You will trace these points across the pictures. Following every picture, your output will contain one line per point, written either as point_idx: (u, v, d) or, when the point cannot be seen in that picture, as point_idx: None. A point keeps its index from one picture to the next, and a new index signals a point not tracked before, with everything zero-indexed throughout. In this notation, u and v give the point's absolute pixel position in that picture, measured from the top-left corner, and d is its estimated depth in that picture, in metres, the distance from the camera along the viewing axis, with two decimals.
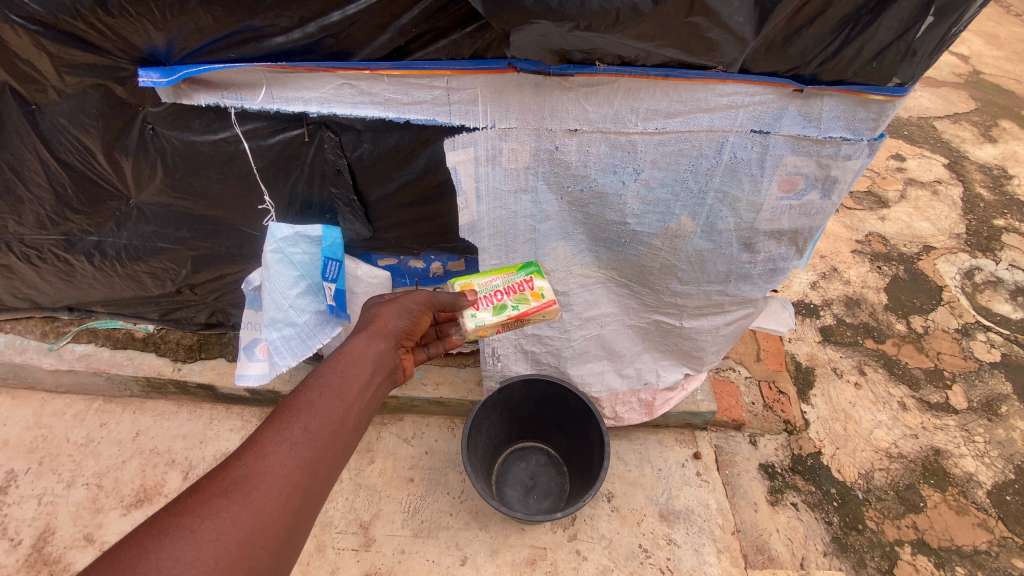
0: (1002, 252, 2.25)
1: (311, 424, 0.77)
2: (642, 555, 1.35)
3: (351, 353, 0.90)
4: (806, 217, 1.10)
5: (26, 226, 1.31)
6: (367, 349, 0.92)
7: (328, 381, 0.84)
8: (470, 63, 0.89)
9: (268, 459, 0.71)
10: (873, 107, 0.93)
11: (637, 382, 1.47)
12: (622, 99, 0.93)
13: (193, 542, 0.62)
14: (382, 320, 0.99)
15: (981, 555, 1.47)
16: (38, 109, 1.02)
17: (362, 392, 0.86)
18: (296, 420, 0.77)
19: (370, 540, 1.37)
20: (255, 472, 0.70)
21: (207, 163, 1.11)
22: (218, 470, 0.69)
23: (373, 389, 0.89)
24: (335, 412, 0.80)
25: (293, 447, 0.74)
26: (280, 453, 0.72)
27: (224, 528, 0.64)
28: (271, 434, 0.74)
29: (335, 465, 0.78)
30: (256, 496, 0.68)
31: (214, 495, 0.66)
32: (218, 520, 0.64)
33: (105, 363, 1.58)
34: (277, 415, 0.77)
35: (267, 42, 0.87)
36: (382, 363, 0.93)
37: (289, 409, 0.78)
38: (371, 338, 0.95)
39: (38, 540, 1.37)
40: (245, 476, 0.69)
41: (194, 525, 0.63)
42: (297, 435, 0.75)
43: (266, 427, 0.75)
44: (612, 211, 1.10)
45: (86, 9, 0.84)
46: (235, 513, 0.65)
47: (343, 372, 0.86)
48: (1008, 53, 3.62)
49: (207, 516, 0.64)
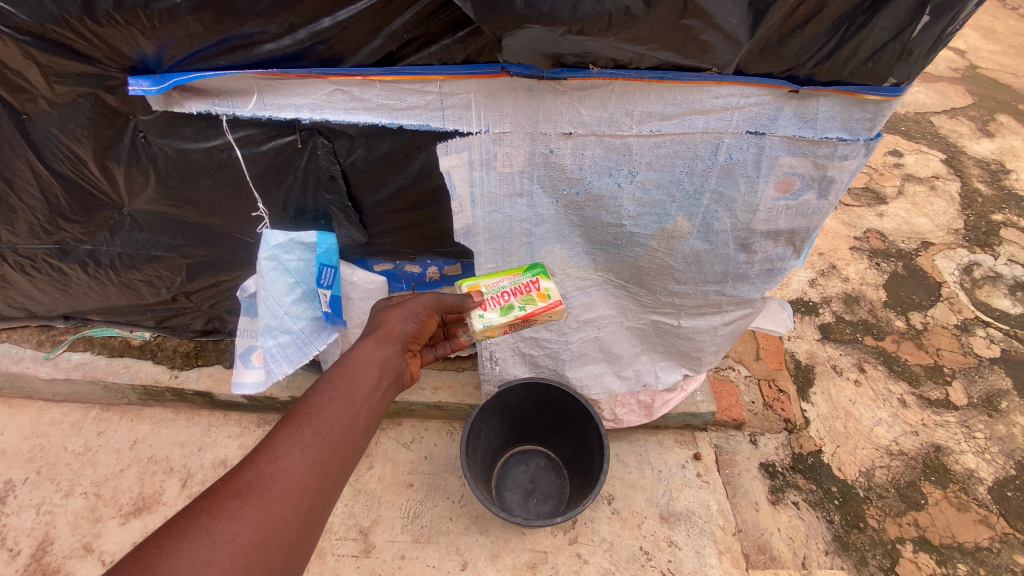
0: (1000, 247, 2.24)
1: (320, 428, 0.76)
2: (643, 557, 1.35)
3: (360, 357, 0.89)
4: (803, 217, 1.09)
5: (19, 235, 1.30)
6: (374, 352, 0.91)
7: (337, 385, 0.83)
8: (463, 67, 0.88)
9: (281, 462, 0.71)
10: (869, 107, 0.93)
11: (636, 384, 1.46)
12: (616, 102, 0.92)
13: (209, 542, 0.61)
14: (389, 324, 0.98)
15: (983, 552, 1.47)
16: (29, 119, 1.01)
17: (370, 395, 0.85)
18: (306, 424, 0.76)
19: (370, 546, 1.36)
20: (269, 474, 0.69)
21: (199, 170, 1.10)
22: (232, 473, 0.69)
23: (381, 392, 0.88)
24: (344, 415, 0.80)
25: (304, 450, 0.73)
26: (292, 456, 0.72)
27: (239, 530, 0.64)
28: (283, 438, 0.74)
29: (346, 467, 0.77)
30: (269, 499, 0.67)
31: (228, 497, 0.66)
32: (233, 521, 0.64)
33: (101, 372, 1.57)
34: (289, 419, 0.77)
35: (258, 49, 0.86)
36: (390, 365, 0.92)
37: (299, 413, 0.77)
38: (378, 342, 0.94)
39: (37, 550, 1.36)
40: (258, 479, 0.69)
41: (210, 526, 0.63)
42: (307, 438, 0.74)
43: (278, 431, 0.75)
44: (608, 214, 1.10)
45: (74, 18, 0.83)
46: (249, 514, 0.65)
47: (352, 376, 0.85)
48: (1004, 47, 3.61)
49: (223, 518, 0.64)
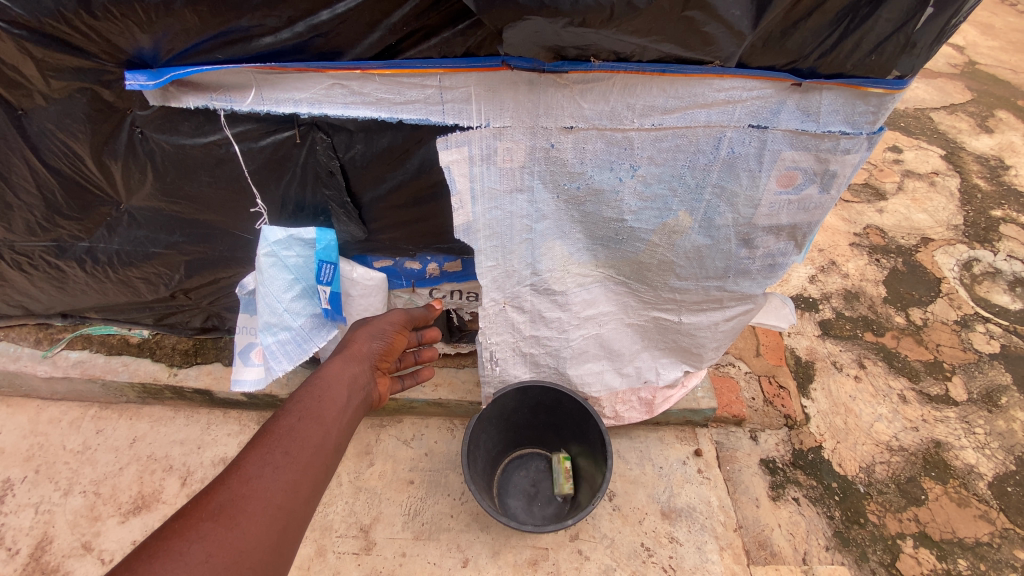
0: (1000, 243, 2.24)
1: (291, 448, 0.77)
2: (644, 554, 1.35)
3: (329, 376, 0.90)
4: (804, 211, 1.09)
5: (15, 233, 1.29)
6: (344, 371, 0.92)
7: (308, 404, 0.84)
8: (463, 61, 0.87)
9: (253, 482, 0.71)
10: (872, 99, 0.92)
11: (636, 381, 1.45)
12: (618, 95, 0.92)
13: (182, 564, 0.61)
14: (357, 342, 0.99)
15: (983, 547, 1.47)
16: (25, 114, 1.00)
17: (341, 413, 0.86)
18: (277, 444, 0.76)
19: (371, 544, 1.36)
20: (241, 495, 0.69)
21: (197, 166, 1.09)
22: (203, 495, 0.68)
23: (351, 410, 0.89)
24: (316, 434, 0.80)
25: (276, 470, 0.73)
26: (264, 476, 0.72)
27: (212, 551, 0.63)
28: (253, 458, 0.74)
29: (318, 486, 0.77)
30: (242, 519, 0.67)
31: (200, 518, 0.66)
32: (206, 543, 0.64)
33: (99, 370, 1.56)
34: (259, 440, 0.77)
35: (256, 42, 0.86)
36: (359, 383, 0.93)
37: (270, 434, 0.78)
38: (348, 361, 0.95)
39: (36, 549, 1.35)
40: (230, 500, 0.69)
41: (183, 548, 0.62)
42: (278, 458, 0.75)
43: (248, 452, 0.75)
44: (609, 208, 1.09)
45: (70, 12, 0.82)
46: (222, 536, 0.65)
47: (322, 395, 0.86)
48: (1003, 43, 3.61)
49: (195, 539, 0.63)
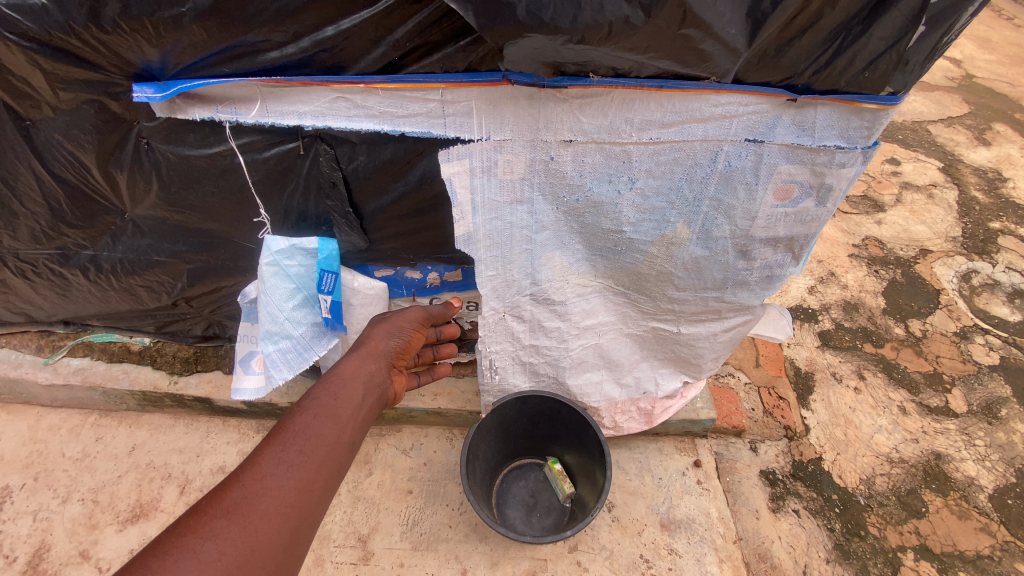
0: (998, 255, 2.25)
1: (306, 446, 0.78)
2: (643, 566, 1.35)
3: (345, 374, 0.92)
4: (801, 224, 1.11)
5: (20, 240, 1.30)
6: (359, 369, 0.94)
7: (323, 403, 0.85)
8: (464, 76, 0.89)
9: (267, 480, 0.72)
10: (866, 115, 0.94)
11: (636, 391, 1.45)
12: (616, 110, 0.93)
13: (196, 562, 0.62)
14: (374, 340, 1.02)
15: (984, 560, 1.46)
16: (33, 125, 1.02)
17: (355, 413, 0.87)
18: (292, 442, 0.77)
19: (369, 554, 1.36)
20: (255, 493, 0.70)
21: (201, 176, 1.11)
22: (217, 492, 0.69)
23: (366, 408, 0.90)
24: (330, 433, 0.81)
25: (290, 469, 0.74)
26: (277, 474, 0.73)
27: (225, 549, 0.64)
28: (268, 455, 0.75)
29: (331, 485, 0.78)
30: (255, 518, 0.68)
31: (214, 516, 0.66)
32: (220, 541, 0.64)
33: (99, 378, 1.57)
34: (273, 438, 0.78)
35: (261, 57, 0.87)
36: (375, 381, 0.95)
37: (285, 431, 0.79)
38: (364, 359, 0.97)
39: (33, 557, 1.35)
40: (244, 497, 0.69)
41: (196, 545, 0.63)
42: (293, 457, 0.76)
43: (262, 450, 0.76)
44: (607, 220, 1.10)
45: (80, 25, 0.83)
46: (235, 534, 0.65)
47: (337, 394, 0.87)
48: (1000, 57, 3.65)
49: (209, 536, 0.64)
